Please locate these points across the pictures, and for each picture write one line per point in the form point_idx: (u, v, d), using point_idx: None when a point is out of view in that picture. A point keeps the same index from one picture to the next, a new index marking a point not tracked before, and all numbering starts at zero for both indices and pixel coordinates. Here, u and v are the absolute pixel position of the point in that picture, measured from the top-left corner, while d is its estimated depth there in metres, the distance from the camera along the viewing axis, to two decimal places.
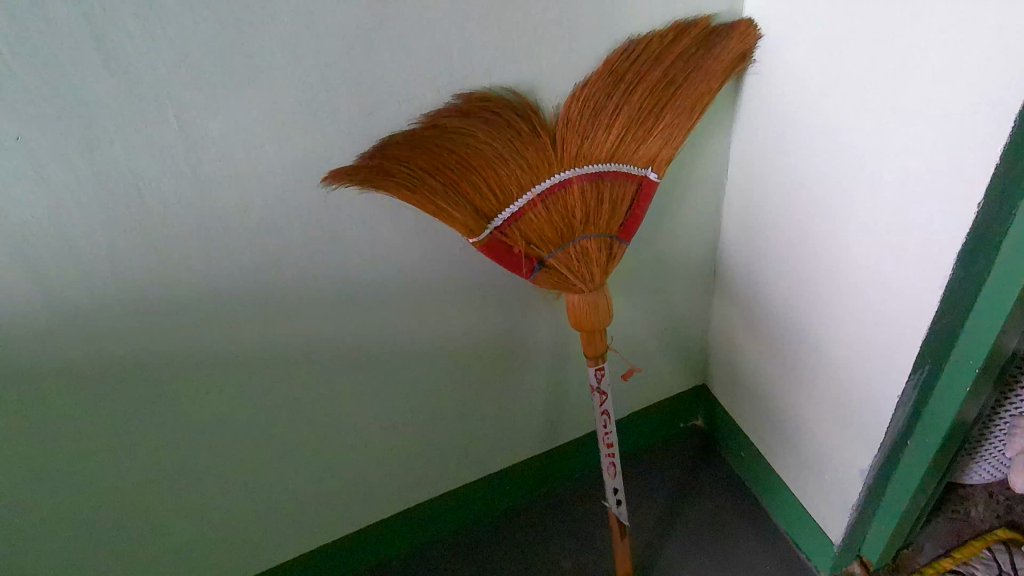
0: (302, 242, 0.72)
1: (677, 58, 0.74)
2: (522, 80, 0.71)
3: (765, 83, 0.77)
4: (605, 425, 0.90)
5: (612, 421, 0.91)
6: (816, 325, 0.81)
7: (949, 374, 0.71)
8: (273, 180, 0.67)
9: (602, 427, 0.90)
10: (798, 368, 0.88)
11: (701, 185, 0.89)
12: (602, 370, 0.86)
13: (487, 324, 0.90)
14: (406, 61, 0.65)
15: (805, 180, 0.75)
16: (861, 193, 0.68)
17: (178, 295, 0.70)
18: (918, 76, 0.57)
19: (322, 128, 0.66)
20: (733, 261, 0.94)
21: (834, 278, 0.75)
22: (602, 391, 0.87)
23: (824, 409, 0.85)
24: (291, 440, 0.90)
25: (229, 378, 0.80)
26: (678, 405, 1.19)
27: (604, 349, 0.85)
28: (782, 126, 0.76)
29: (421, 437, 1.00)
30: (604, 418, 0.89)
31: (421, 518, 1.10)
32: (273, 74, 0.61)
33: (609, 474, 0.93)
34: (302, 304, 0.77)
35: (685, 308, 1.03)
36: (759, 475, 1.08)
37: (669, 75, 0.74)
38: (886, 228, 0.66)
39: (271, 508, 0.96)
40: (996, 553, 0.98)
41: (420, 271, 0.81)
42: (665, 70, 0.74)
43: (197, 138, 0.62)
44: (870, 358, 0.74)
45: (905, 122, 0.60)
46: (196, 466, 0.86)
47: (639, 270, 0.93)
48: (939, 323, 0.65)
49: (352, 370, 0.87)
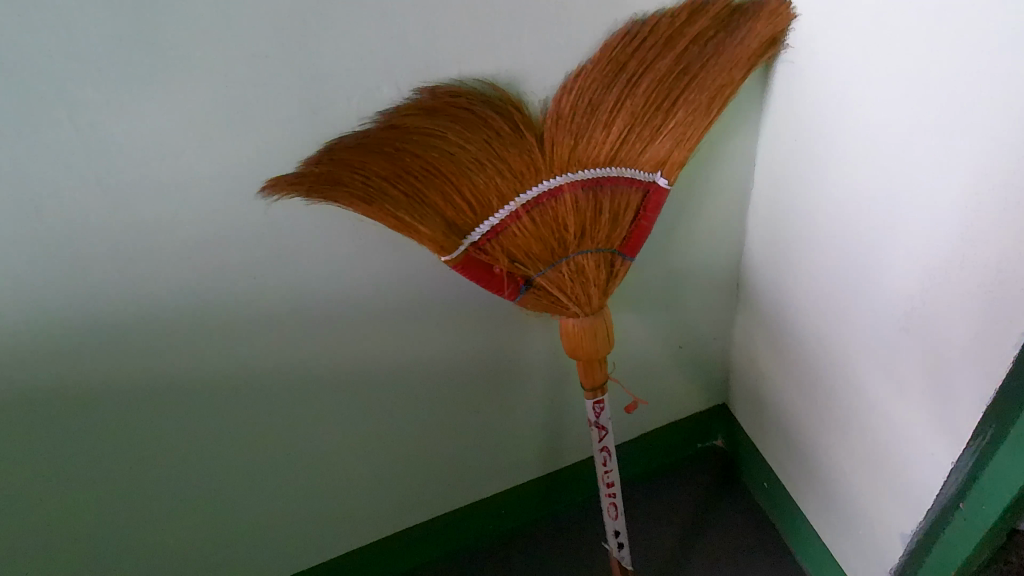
0: (244, 262, 0.62)
1: (691, 42, 0.62)
2: (501, 71, 0.59)
3: (798, 74, 0.64)
4: (604, 463, 0.79)
5: (613, 458, 0.79)
6: (858, 362, 0.68)
7: (1015, 444, 0.57)
8: (205, 192, 0.56)
9: (602, 466, 0.79)
10: (833, 405, 0.75)
11: (724, 191, 0.76)
12: (602, 403, 0.75)
13: (475, 347, 0.80)
14: (356, 50, 0.53)
15: (845, 195, 0.62)
16: (920, 212, 0.55)
17: (101, 323, 0.60)
18: (990, 65, 0.44)
19: (259, 130, 0.55)
20: (764, 274, 0.80)
21: (883, 311, 0.62)
22: (600, 426, 0.76)
23: (868, 459, 0.73)
24: (255, 472, 0.80)
25: (176, 410, 0.70)
26: (696, 427, 1.07)
27: (604, 380, 0.73)
28: (819, 127, 0.63)
29: (403, 464, 0.90)
30: (604, 455, 0.78)
31: (408, 548, 1.00)
32: (190, 66, 0.50)
33: (609, 516, 0.82)
34: (253, 329, 0.67)
35: (704, 326, 0.90)
36: (783, 511, 0.96)
37: (681, 63, 0.62)
38: (941, 262, 0.53)
39: (238, 540, 0.87)
40: None
41: (392, 292, 0.70)
42: (676, 57, 0.62)
43: (102, 145, 0.51)
44: (923, 409, 0.62)
45: (972, 125, 0.47)
46: (147, 502, 0.77)
47: (650, 285, 0.81)
48: (1010, 382, 0.52)
49: (321, 397, 0.76)
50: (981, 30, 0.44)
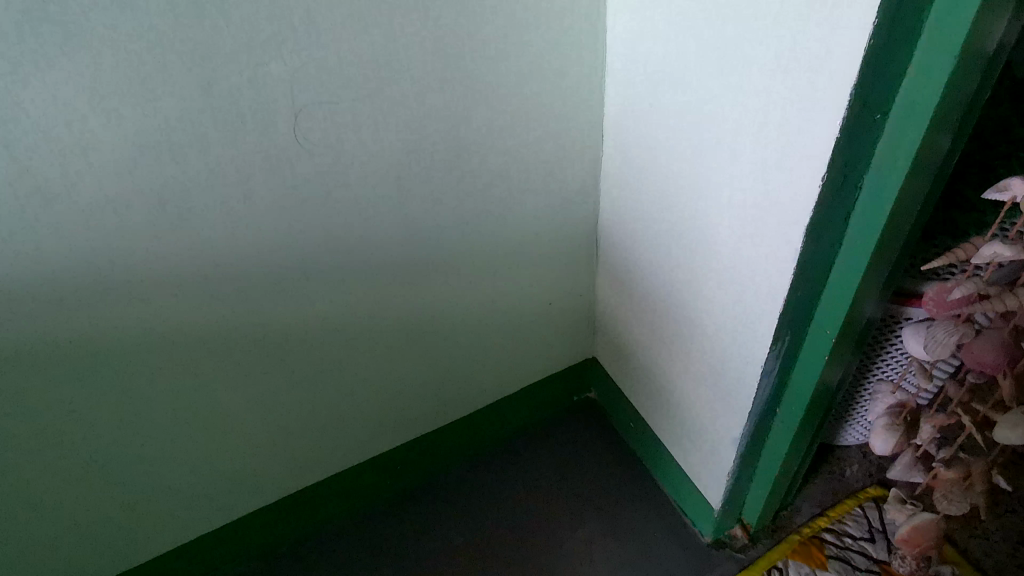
0: (143, 226, 0.67)
1: None
2: (372, 52, 0.67)
3: (630, 55, 0.75)
4: None
5: None
6: (692, 288, 0.80)
7: (812, 341, 0.75)
8: (106, 160, 0.61)
9: None
10: (672, 333, 0.89)
11: (580, 155, 0.89)
12: None
13: (359, 304, 0.87)
14: (250, 22, 0.59)
15: (668, 149, 0.74)
16: (724, 151, 0.66)
17: (7, 288, 0.64)
18: (784, 38, 0.54)
19: (152, 102, 0.60)
20: (616, 207, 0.91)
21: (707, 239, 0.74)
22: None
23: (704, 374, 0.86)
24: (164, 431, 0.84)
25: (82, 373, 0.73)
26: (569, 376, 1.20)
27: None
28: (647, 72, 0.73)
29: (305, 423, 0.96)
30: None
31: (309, 501, 1.06)
32: (86, 44, 0.55)
33: None
34: (152, 290, 0.71)
35: (572, 281, 1.04)
36: (645, 444, 1.11)
37: None
38: (749, 195, 0.65)
39: (145, 505, 0.90)
40: (867, 511, 1.03)
41: (284, 253, 0.76)
42: None
43: (6, 111, 0.55)
44: (746, 329, 0.74)
45: (773, 86, 0.57)
46: (50, 470, 0.79)
47: (523, 239, 0.93)
48: (794, 295, 0.67)
49: (223, 357, 0.82)
50: (775, 18, 0.54)
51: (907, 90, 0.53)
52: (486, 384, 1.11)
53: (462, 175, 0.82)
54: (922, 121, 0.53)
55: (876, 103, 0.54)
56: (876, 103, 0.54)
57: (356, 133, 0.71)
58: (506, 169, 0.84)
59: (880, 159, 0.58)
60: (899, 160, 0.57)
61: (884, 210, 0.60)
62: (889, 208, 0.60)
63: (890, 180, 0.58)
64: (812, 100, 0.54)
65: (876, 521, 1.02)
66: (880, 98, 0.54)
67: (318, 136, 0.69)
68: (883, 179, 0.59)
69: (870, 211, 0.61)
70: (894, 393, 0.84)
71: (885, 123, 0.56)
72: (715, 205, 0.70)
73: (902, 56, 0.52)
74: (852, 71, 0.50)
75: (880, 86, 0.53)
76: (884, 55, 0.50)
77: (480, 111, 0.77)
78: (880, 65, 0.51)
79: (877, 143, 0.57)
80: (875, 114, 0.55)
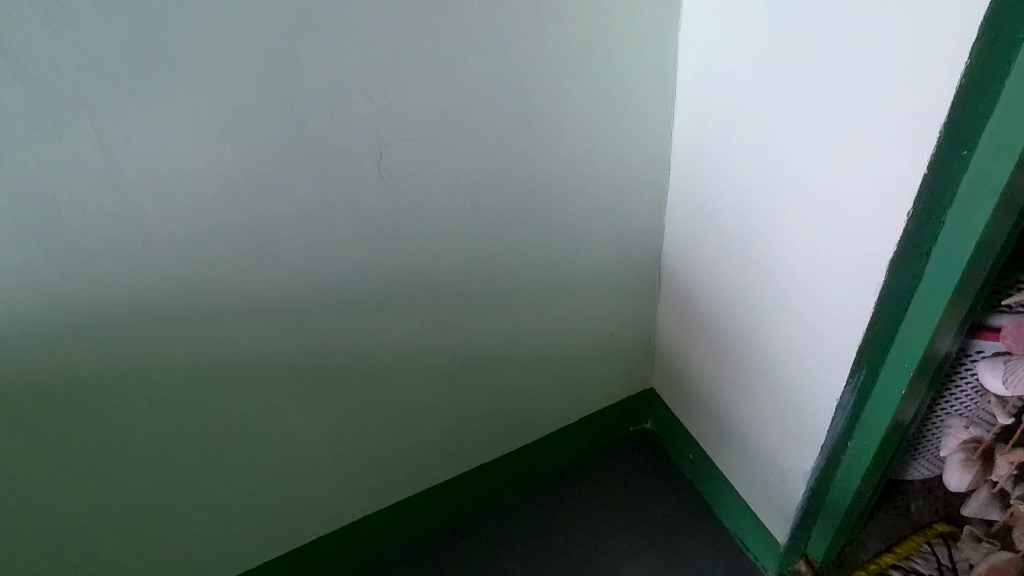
0: (234, 257, 0.69)
1: None
2: (456, 91, 0.69)
3: (704, 93, 0.78)
4: None
5: None
6: (762, 320, 0.82)
7: (887, 375, 0.75)
8: (203, 194, 0.64)
9: None
10: (739, 364, 0.90)
11: (644, 189, 0.91)
12: None
13: (429, 334, 0.88)
14: (343, 62, 0.62)
15: (743, 183, 0.77)
16: (803, 187, 0.68)
17: (105, 316, 0.66)
18: (871, 78, 0.57)
19: (250, 140, 0.63)
20: (684, 239, 0.92)
21: (781, 271, 0.76)
22: None
23: (772, 405, 0.87)
24: (241, 458, 0.86)
25: (169, 400, 0.76)
26: (627, 407, 1.21)
27: None
28: (724, 109, 0.75)
29: (373, 451, 0.98)
30: None
31: (371, 529, 1.07)
32: (194, 87, 0.58)
33: None
34: (238, 319, 0.74)
35: (633, 311, 1.05)
36: (705, 477, 1.11)
37: None
38: (829, 228, 0.67)
39: (218, 529, 0.92)
40: (935, 548, 1.01)
41: (362, 284, 0.78)
42: None
43: (116, 149, 0.58)
44: (822, 360, 0.75)
45: (860, 124, 0.59)
46: (133, 493, 0.81)
47: (589, 270, 0.95)
48: (874, 326, 0.68)
49: (300, 386, 0.84)
50: (863, 60, 0.57)
51: (995, 127, 0.54)
52: (545, 413, 1.12)
53: (535, 208, 0.84)
54: (1010, 157, 0.54)
55: (963, 140, 0.55)
56: (963, 140, 0.55)
57: (435, 167, 0.73)
58: (575, 201, 0.86)
59: (964, 195, 0.59)
60: (985, 197, 0.57)
61: (967, 245, 0.61)
62: (973, 243, 0.60)
63: (975, 216, 0.59)
64: (899, 135, 0.56)
65: (945, 558, 0.99)
66: (967, 136, 0.55)
67: (399, 170, 0.72)
68: (968, 214, 0.59)
69: (953, 244, 0.62)
70: (968, 427, 0.84)
71: (971, 160, 0.57)
72: (790, 239, 0.73)
73: (992, 95, 0.53)
74: (941, 107, 0.52)
75: (968, 123, 0.54)
76: (975, 91, 0.52)
77: (552, 145, 0.79)
78: (970, 103, 0.52)
79: (962, 180, 0.58)
80: (962, 151, 0.56)
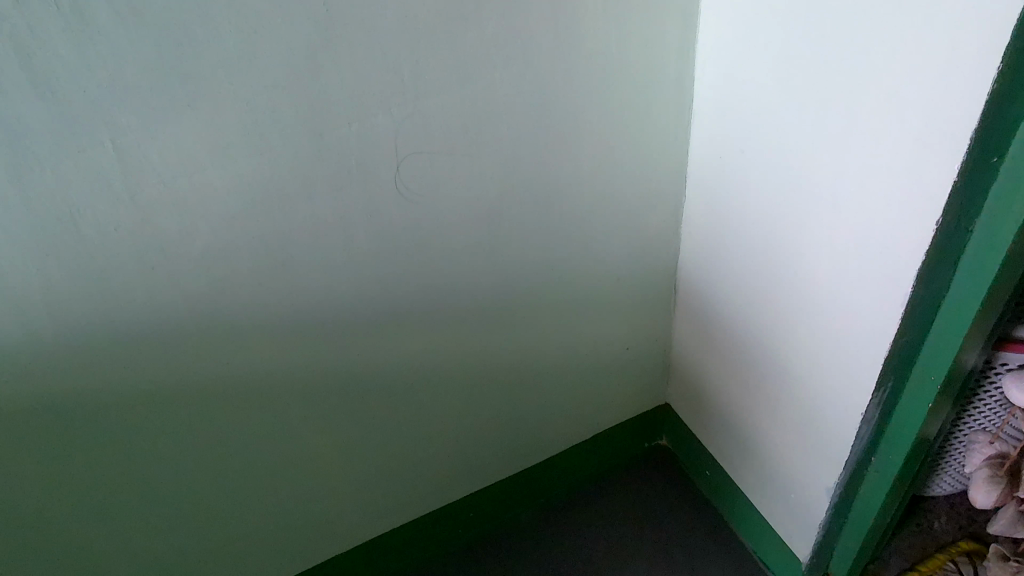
0: (252, 272, 0.69)
1: None
2: (475, 105, 0.69)
3: (723, 106, 0.78)
4: None
5: None
6: (783, 334, 0.81)
7: (912, 389, 0.73)
8: (221, 209, 0.63)
9: None
10: (759, 379, 0.89)
11: (661, 203, 0.90)
12: None
13: (446, 349, 0.88)
14: (362, 76, 0.62)
15: (763, 196, 0.76)
16: (825, 199, 0.67)
17: (123, 332, 0.66)
18: (897, 87, 0.56)
19: (270, 154, 0.62)
20: (702, 253, 0.92)
21: (803, 285, 0.75)
22: None
23: (793, 421, 0.85)
24: (255, 477, 0.85)
25: (185, 417, 0.75)
26: (642, 423, 1.20)
27: None
28: (744, 121, 0.75)
29: (388, 469, 0.97)
30: None
31: (386, 548, 1.06)
32: (215, 101, 0.57)
33: None
34: (255, 335, 0.73)
35: (649, 326, 1.05)
36: (724, 494, 1.10)
37: None
38: (852, 240, 0.66)
39: (232, 548, 0.90)
40: (960, 566, 0.99)
41: (379, 300, 0.78)
42: None
43: (137, 164, 0.58)
44: (846, 374, 0.74)
45: (886, 133, 0.59)
46: (147, 512, 0.80)
47: (606, 284, 0.94)
48: (901, 339, 0.67)
49: (316, 402, 0.83)
50: (888, 70, 0.56)
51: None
52: (560, 430, 1.11)
53: (552, 222, 0.83)
54: None
55: (993, 148, 0.54)
56: (992, 149, 0.54)
57: (453, 181, 0.73)
58: (592, 215, 0.85)
59: (993, 205, 0.58)
60: (1015, 206, 0.57)
61: (997, 256, 0.60)
62: (1002, 254, 0.59)
63: (1005, 226, 0.58)
64: (927, 144, 0.56)
65: None
66: (997, 144, 0.54)
67: (417, 184, 0.71)
68: (997, 225, 0.59)
69: (982, 255, 0.61)
70: (993, 443, 0.83)
71: (1000, 169, 0.56)
72: (812, 251, 0.72)
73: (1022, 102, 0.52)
74: (972, 115, 0.52)
75: (998, 131, 0.53)
76: (1005, 99, 0.51)
77: (570, 159, 0.79)
78: (1000, 111, 0.52)
79: (990, 189, 0.58)
80: (991, 159, 0.55)
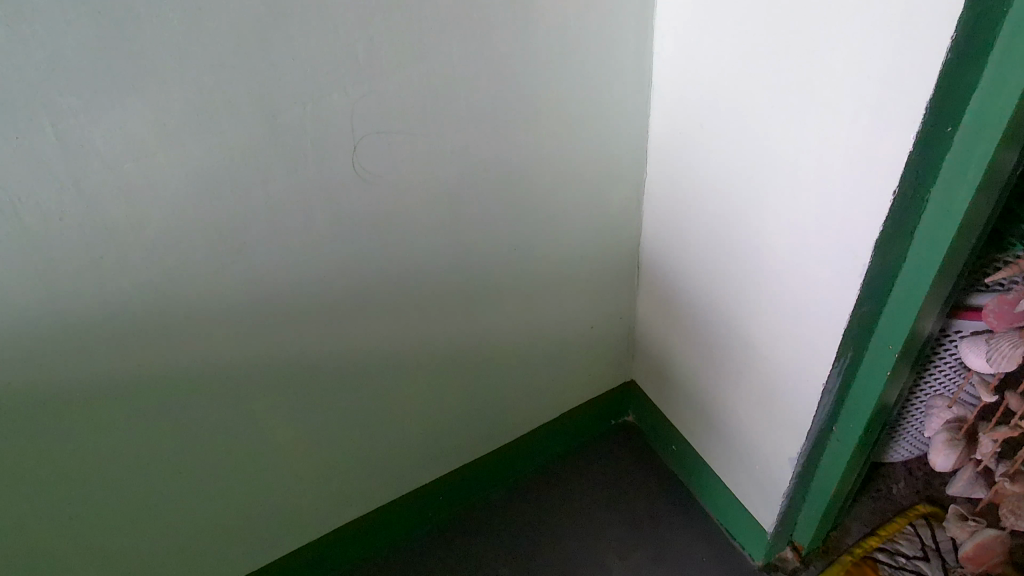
0: (207, 259, 0.67)
1: None
2: (433, 82, 0.67)
3: (681, 79, 0.77)
4: None
5: None
6: (744, 304, 0.81)
7: (871, 357, 0.75)
8: (173, 195, 0.61)
9: None
10: (720, 351, 0.90)
11: (623, 180, 0.90)
12: None
13: (410, 333, 0.87)
14: (316, 55, 0.60)
15: (722, 171, 0.76)
16: (783, 170, 0.68)
17: (72, 324, 0.63)
18: (854, 56, 0.56)
19: (222, 137, 0.60)
20: (663, 230, 0.92)
21: (762, 254, 0.75)
22: None
23: (755, 392, 0.87)
24: (217, 468, 0.83)
25: (141, 409, 0.73)
26: (609, 401, 1.21)
27: None
28: (702, 95, 0.75)
29: (354, 455, 0.95)
30: None
31: (356, 535, 1.05)
32: (161, 81, 0.55)
33: None
34: (213, 324, 0.71)
35: (613, 304, 1.05)
36: (689, 467, 1.11)
37: None
38: (810, 210, 0.67)
39: (197, 542, 0.89)
40: (918, 529, 1.02)
41: (340, 285, 0.76)
42: None
43: (79, 148, 0.55)
44: (808, 345, 0.75)
45: (844, 102, 0.59)
46: (103, 508, 0.77)
47: (569, 263, 0.94)
48: (860, 309, 0.68)
49: (278, 390, 0.81)
50: (844, 38, 0.56)
51: (977, 107, 0.54)
52: (527, 410, 1.11)
53: (514, 202, 0.82)
54: (994, 134, 0.54)
55: (947, 118, 0.55)
56: (946, 118, 0.55)
57: (413, 161, 0.72)
58: (555, 194, 0.85)
59: (948, 173, 0.59)
60: (969, 173, 0.57)
61: (952, 223, 0.61)
62: (958, 221, 0.60)
63: (959, 194, 0.59)
64: (882, 113, 0.56)
65: (928, 539, 1.00)
66: (950, 113, 0.55)
67: (375, 165, 0.70)
68: (951, 194, 0.59)
69: (937, 225, 0.62)
70: (951, 407, 0.86)
71: (954, 138, 0.57)
72: (770, 220, 0.72)
73: (974, 71, 0.53)
74: (927, 86, 0.52)
75: (952, 102, 0.54)
76: (958, 70, 0.52)
77: (530, 138, 0.78)
78: (953, 82, 0.52)
79: (945, 158, 0.58)
80: (946, 128, 0.56)
